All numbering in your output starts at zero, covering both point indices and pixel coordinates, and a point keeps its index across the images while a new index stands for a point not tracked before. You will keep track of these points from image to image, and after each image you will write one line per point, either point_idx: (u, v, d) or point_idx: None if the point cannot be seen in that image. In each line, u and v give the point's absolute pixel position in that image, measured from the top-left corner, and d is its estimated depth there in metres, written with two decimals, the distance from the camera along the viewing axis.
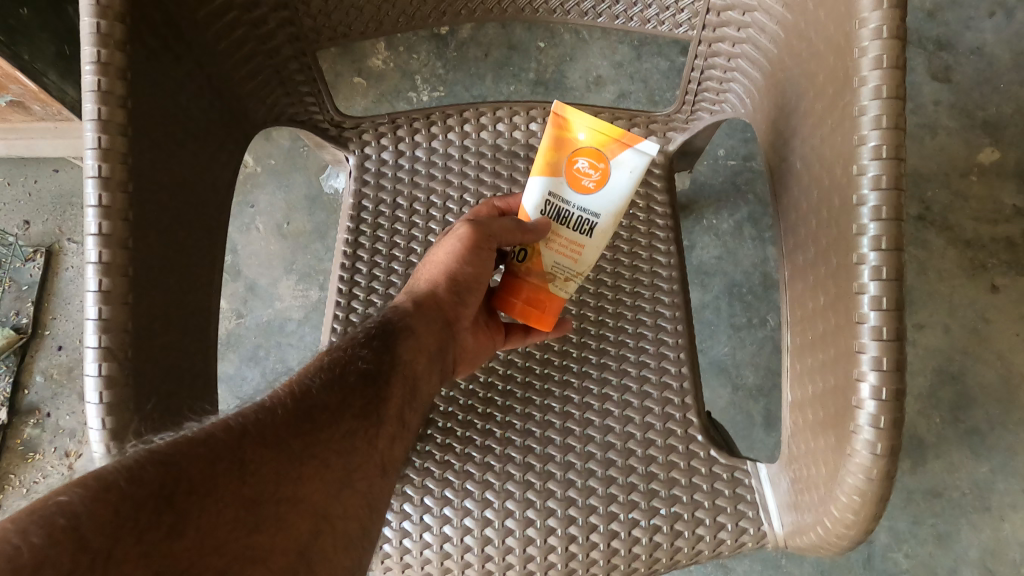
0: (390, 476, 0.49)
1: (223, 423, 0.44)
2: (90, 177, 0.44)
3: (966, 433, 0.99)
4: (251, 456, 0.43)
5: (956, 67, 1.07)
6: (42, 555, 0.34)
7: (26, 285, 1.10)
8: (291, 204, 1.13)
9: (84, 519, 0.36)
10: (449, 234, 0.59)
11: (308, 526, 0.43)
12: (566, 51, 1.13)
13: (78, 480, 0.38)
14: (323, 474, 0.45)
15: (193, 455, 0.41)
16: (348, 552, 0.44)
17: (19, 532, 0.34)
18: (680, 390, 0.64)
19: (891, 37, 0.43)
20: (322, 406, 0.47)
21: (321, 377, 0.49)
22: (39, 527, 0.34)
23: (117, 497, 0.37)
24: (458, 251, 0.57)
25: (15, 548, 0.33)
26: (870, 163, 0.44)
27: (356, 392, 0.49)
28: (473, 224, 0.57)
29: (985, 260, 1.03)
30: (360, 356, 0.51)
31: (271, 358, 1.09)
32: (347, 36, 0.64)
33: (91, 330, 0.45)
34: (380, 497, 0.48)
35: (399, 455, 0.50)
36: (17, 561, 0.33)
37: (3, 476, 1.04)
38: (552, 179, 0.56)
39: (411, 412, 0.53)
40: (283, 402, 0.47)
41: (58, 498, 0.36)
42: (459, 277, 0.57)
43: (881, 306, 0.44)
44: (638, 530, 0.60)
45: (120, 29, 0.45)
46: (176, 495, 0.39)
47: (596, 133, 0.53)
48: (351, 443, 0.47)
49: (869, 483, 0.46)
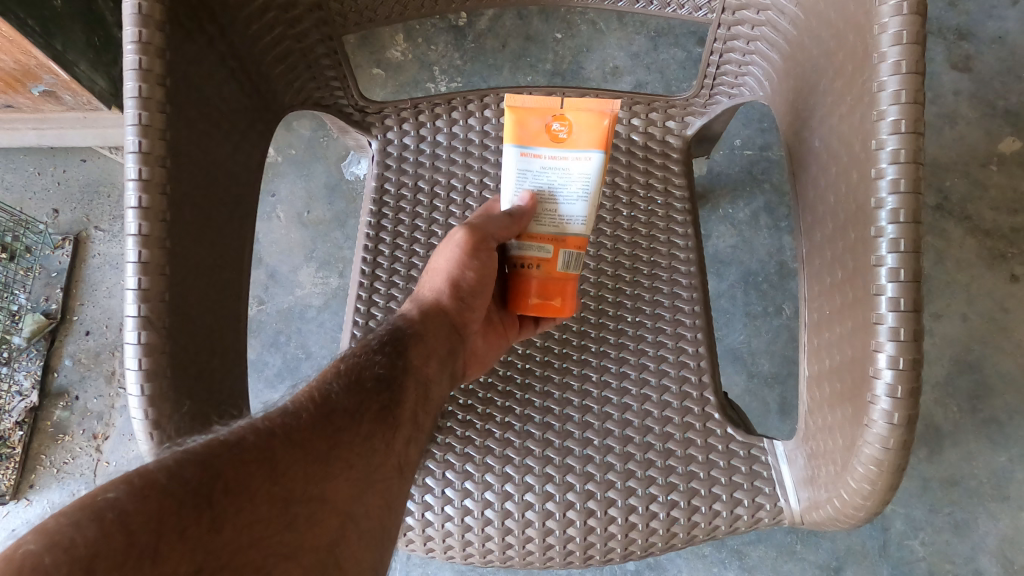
0: (406, 476, 0.51)
1: (252, 426, 0.45)
2: (130, 152, 0.46)
3: (983, 422, 0.99)
4: (281, 455, 0.44)
5: (976, 56, 1.07)
6: (95, 546, 0.35)
7: (55, 271, 1.13)
8: (311, 193, 1.15)
9: (131, 513, 0.37)
10: (448, 236, 0.58)
11: (335, 524, 0.44)
12: (583, 42, 1.14)
13: (121, 478, 0.39)
14: (346, 474, 0.46)
15: (227, 456, 0.43)
16: (372, 549, 0.45)
17: (74, 526, 0.36)
18: (697, 369, 0.65)
19: (910, 13, 0.43)
20: (342, 409, 0.49)
21: (341, 381, 0.50)
22: (91, 521, 0.36)
23: (160, 493, 0.39)
24: (457, 257, 0.57)
25: (71, 540, 0.35)
26: (889, 138, 0.45)
27: (373, 396, 0.51)
28: (471, 228, 0.56)
29: (1005, 249, 1.03)
30: (375, 362, 0.53)
31: (292, 344, 1.11)
32: (372, 22, 0.66)
33: (131, 299, 0.46)
34: (397, 496, 0.49)
35: (414, 455, 0.52)
36: (74, 553, 0.35)
37: (33, 457, 1.07)
38: (579, 184, 0.54)
39: (424, 413, 0.54)
40: (306, 406, 0.48)
41: (106, 494, 0.38)
42: (460, 282, 0.58)
43: (898, 278, 0.45)
44: (655, 504, 0.61)
45: (159, 10, 0.46)
46: (215, 494, 0.41)
47: (575, 121, 0.53)
48: (370, 446, 0.48)
49: (885, 453, 0.47)
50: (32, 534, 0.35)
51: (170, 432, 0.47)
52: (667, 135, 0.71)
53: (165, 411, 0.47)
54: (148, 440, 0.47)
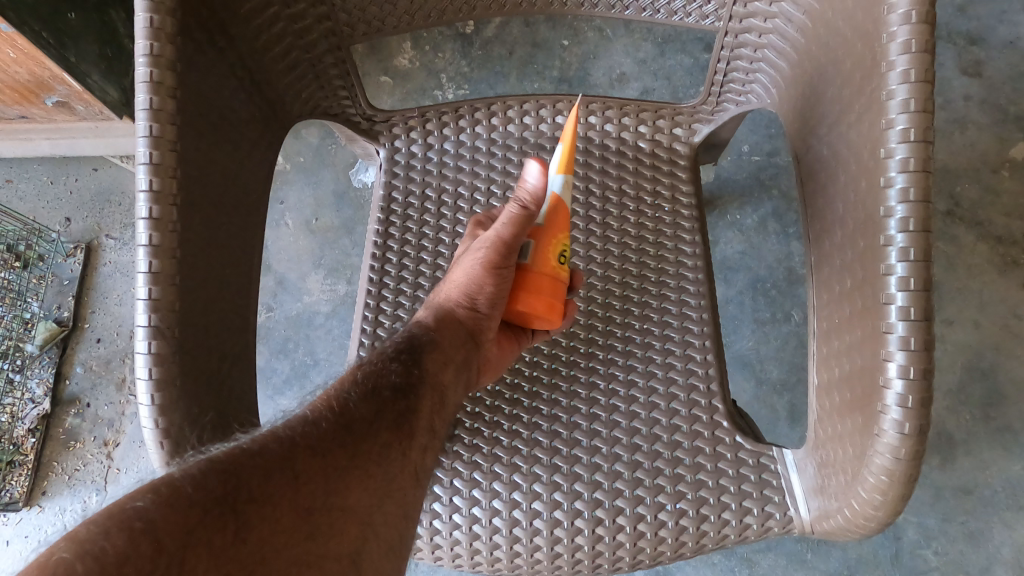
0: (422, 485, 0.51)
1: (272, 435, 0.46)
2: (141, 164, 0.47)
3: (996, 430, 0.98)
4: (301, 465, 0.45)
5: (987, 61, 1.06)
6: (125, 554, 0.36)
7: (67, 279, 1.14)
8: (319, 200, 1.16)
9: (158, 522, 0.38)
10: (470, 249, 0.57)
11: (356, 534, 0.44)
12: (589, 49, 1.14)
13: (147, 487, 0.39)
14: (366, 483, 0.47)
15: (249, 465, 0.43)
16: (390, 558, 0.46)
17: (103, 534, 0.36)
18: (705, 377, 0.65)
19: (920, 22, 0.43)
20: (360, 418, 0.49)
21: (357, 390, 0.51)
22: (119, 529, 0.36)
23: (185, 502, 0.39)
24: (477, 272, 0.55)
25: (101, 548, 0.35)
26: (898, 146, 0.45)
27: (390, 405, 0.51)
28: (494, 247, 0.54)
29: (1017, 255, 1.02)
30: (391, 369, 0.53)
31: (300, 351, 1.11)
32: (380, 32, 0.67)
33: (141, 309, 0.47)
34: (414, 505, 0.49)
35: (430, 464, 0.52)
36: (104, 561, 0.35)
37: (45, 464, 1.07)
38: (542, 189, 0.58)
39: (440, 421, 0.54)
40: (324, 414, 0.48)
41: (134, 503, 0.38)
42: (478, 292, 0.56)
43: (908, 287, 0.44)
44: (664, 513, 0.61)
45: (171, 23, 0.47)
46: (239, 503, 0.41)
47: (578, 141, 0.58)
48: (388, 455, 0.49)
49: (896, 463, 0.46)
50: (63, 542, 0.35)
51: (180, 441, 0.48)
52: (674, 142, 0.71)
53: (175, 420, 0.48)
54: (158, 448, 0.47)
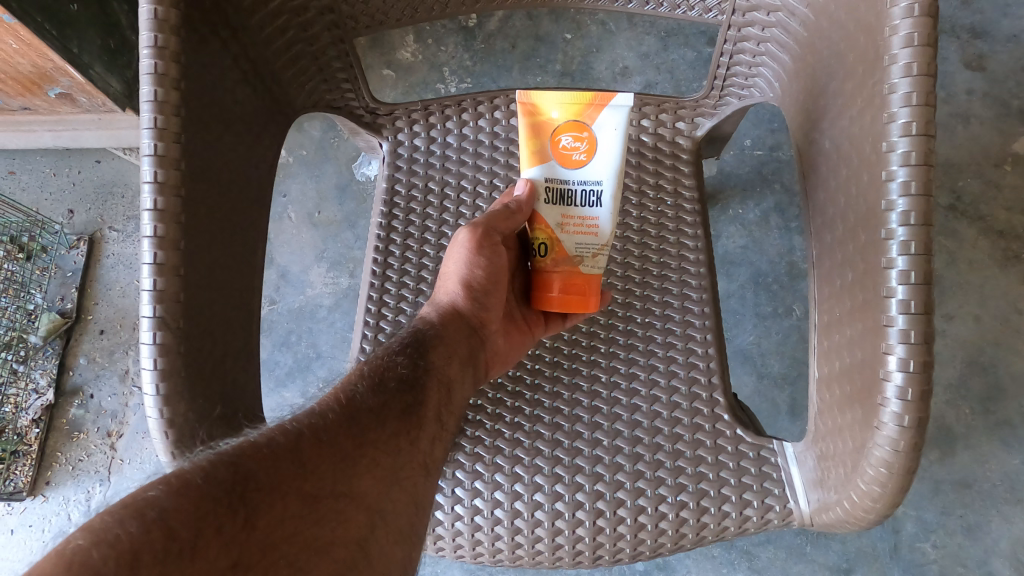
0: (433, 476, 0.51)
1: (282, 427, 0.46)
2: (147, 155, 0.47)
3: (996, 424, 0.98)
4: (310, 453, 0.45)
5: (990, 55, 1.06)
6: (138, 542, 0.36)
7: (71, 270, 1.14)
8: (321, 193, 1.16)
9: (170, 510, 0.38)
10: (454, 240, 0.61)
11: (364, 521, 0.45)
12: (592, 43, 1.14)
13: (159, 478, 0.40)
14: (374, 472, 0.47)
15: (257, 455, 0.43)
16: (400, 546, 0.46)
17: (117, 523, 0.37)
18: (706, 371, 0.65)
19: (922, 15, 0.43)
20: (367, 409, 0.49)
21: (364, 383, 0.51)
22: (134, 517, 0.37)
23: (196, 492, 0.40)
24: (466, 256, 0.60)
25: (116, 536, 0.36)
26: (900, 139, 0.45)
27: (396, 396, 0.51)
28: (474, 226, 0.59)
29: (1018, 249, 1.02)
30: (397, 362, 0.54)
31: (303, 343, 1.11)
32: (383, 24, 0.67)
33: (147, 300, 0.47)
34: (424, 494, 0.49)
35: (439, 454, 0.52)
36: (118, 548, 0.36)
37: (49, 454, 1.08)
38: (607, 157, 0.55)
39: (449, 413, 0.55)
40: (331, 407, 0.49)
41: (146, 493, 0.39)
42: (473, 281, 0.60)
43: (908, 281, 0.45)
44: (664, 505, 0.61)
45: (174, 15, 0.47)
46: (247, 491, 0.42)
47: (568, 105, 0.54)
48: (396, 444, 0.49)
49: (895, 455, 0.46)
50: (79, 530, 0.36)
51: (184, 434, 0.48)
52: (678, 136, 0.71)
53: (180, 410, 0.48)
54: (164, 438, 0.48)
